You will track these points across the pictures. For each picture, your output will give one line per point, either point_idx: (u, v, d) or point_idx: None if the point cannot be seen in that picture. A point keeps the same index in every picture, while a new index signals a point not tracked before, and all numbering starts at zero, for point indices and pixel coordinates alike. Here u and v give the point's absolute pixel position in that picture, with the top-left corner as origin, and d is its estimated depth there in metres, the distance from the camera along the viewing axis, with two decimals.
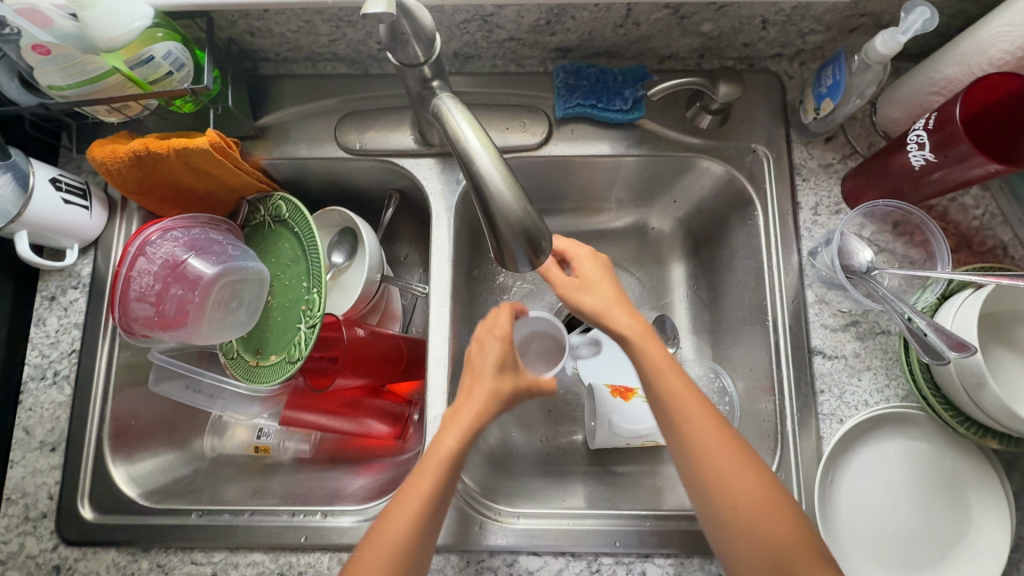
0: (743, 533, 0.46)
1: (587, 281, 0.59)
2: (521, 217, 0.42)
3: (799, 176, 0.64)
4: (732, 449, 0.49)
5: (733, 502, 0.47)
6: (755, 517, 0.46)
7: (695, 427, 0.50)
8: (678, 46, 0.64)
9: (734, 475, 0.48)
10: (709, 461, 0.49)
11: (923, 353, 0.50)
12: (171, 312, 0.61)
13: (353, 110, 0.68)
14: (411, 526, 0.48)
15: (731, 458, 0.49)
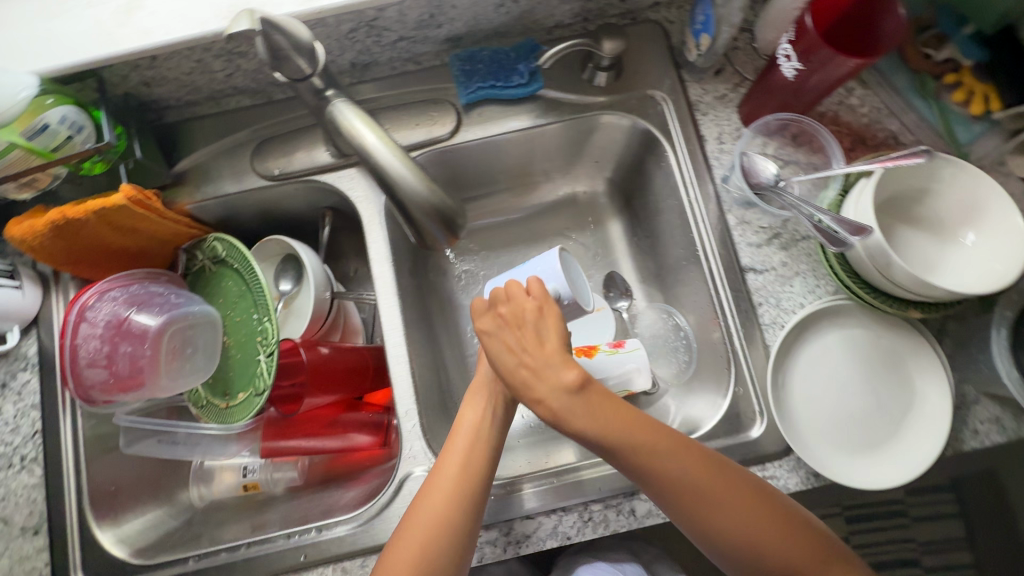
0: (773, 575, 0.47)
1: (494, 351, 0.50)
2: (435, 201, 0.44)
3: (699, 112, 0.67)
4: (745, 502, 0.48)
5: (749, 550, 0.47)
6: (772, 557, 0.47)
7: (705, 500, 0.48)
8: (560, 14, 0.67)
9: (730, 513, 0.47)
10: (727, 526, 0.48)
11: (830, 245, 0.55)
12: (126, 371, 0.61)
13: (265, 139, 0.69)
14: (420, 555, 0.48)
15: (734, 502, 0.48)
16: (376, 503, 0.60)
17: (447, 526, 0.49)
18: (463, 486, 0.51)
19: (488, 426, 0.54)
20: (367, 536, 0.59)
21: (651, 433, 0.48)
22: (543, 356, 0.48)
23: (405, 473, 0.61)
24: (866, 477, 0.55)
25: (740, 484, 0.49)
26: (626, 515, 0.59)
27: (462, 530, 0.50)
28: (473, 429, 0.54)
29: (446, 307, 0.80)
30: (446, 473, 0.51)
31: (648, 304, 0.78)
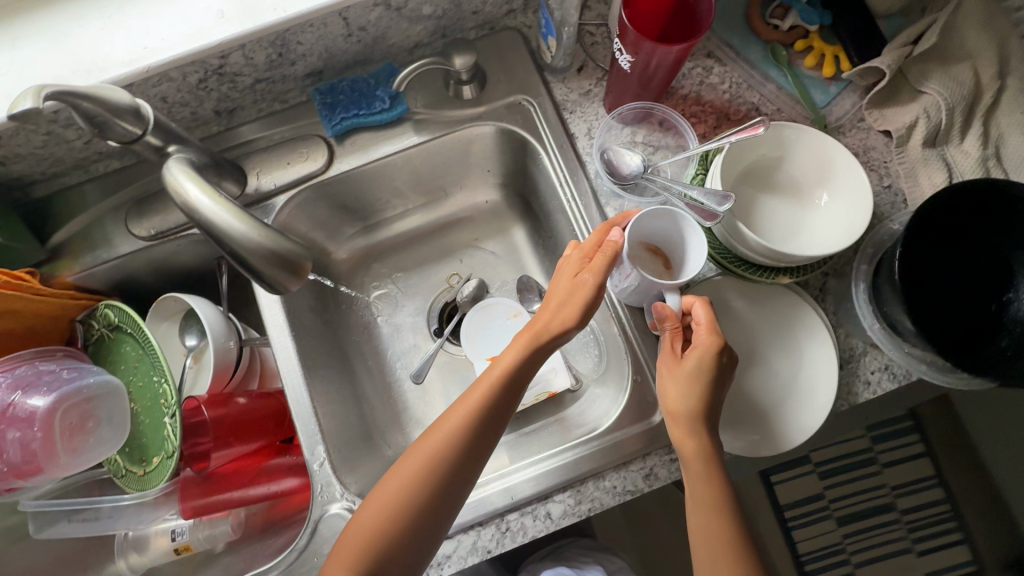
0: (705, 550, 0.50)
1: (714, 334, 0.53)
2: (269, 247, 0.44)
3: (566, 111, 0.68)
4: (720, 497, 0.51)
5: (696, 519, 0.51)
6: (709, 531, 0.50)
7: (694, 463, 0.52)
8: (416, 34, 0.68)
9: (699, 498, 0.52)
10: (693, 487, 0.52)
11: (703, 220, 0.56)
12: (16, 457, 0.60)
13: (140, 199, 0.68)
14: (396, 508, 0.50)
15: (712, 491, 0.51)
16: (293, 549, 0.59)
17: (409, 492, 0.51)
18: (471, 445, 0.52)
19: (499, 406, 0.54)
20: None
21: (698, 441, 0.52)
22: (690, 388, 0.52)
23: (319, 514, 0.60)
24: (744, 447, 0.56)
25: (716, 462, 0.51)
26: (542, 519, 0.59)
27: (427, 507, 0.51)
28: (483, 406, 0.53)
29: (362, 337, 0.80)
30: (433, 442, 0.52)
31: None
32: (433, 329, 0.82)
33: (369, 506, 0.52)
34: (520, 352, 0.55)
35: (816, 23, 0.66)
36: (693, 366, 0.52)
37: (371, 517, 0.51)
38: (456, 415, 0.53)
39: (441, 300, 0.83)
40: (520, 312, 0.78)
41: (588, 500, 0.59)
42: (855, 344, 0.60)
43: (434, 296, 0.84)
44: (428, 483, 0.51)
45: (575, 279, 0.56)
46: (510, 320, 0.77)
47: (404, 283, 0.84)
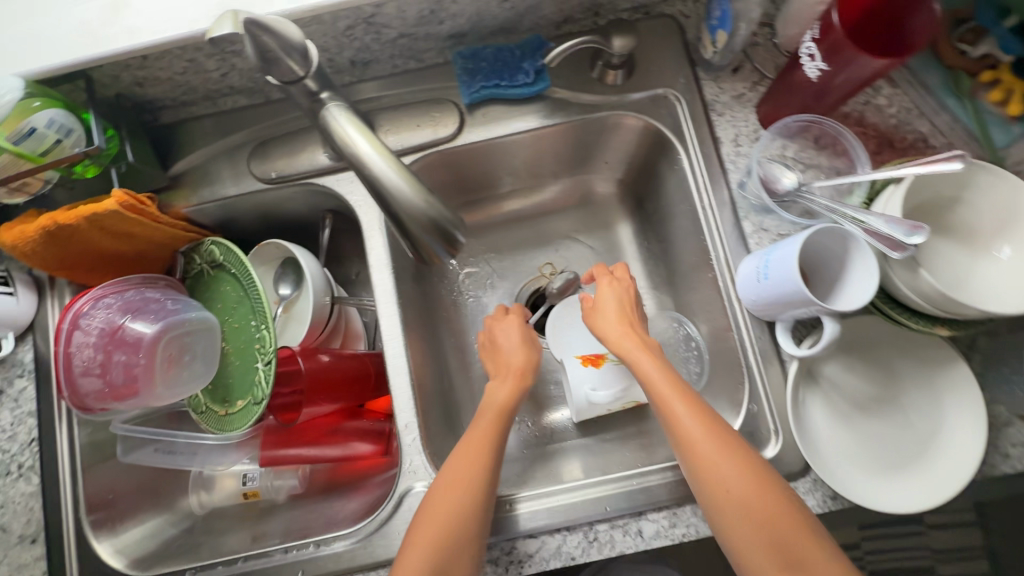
0: (745, 522, 0.46)
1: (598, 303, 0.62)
2: (431, 212, 0.42)
3: (715, 112, 0.64)
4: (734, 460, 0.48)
5: (730, 489, 0.47)
6: (750, 504, 0.46)
7: (693, 429, 0.50)
8: (569, 9, 0.64)
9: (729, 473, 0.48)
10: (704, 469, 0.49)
11: (889, 250, 0.49)
12: (118, 380, 0.60)
13: (264, 140, 0.67)
14: (465, 494, 0.51)
15: (722, 452, 0.48)
16: (375, 519, 0.59)
17: (462, 490, 0.51)
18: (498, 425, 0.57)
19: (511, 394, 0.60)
20: (365, 552, 0.58)
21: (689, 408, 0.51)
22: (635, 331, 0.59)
23: (404, 489, 0.59)
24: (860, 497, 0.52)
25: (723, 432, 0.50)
26: (632, 535, 0.56)
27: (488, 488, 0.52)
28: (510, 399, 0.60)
29: (450, 313, 0.78)
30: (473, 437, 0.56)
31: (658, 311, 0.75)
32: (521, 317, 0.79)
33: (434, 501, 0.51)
34: (530, 354, 0.64)
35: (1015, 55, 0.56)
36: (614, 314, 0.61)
37: (436, 509, 0.50)
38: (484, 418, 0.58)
39: (532, 286, 0.79)
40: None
41: (682, 525, 0.56)
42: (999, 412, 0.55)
43: (525, 281, 0.80)
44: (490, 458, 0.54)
45: (524, 328, 0.66)
46: None
47: (497, 264, 0.81)
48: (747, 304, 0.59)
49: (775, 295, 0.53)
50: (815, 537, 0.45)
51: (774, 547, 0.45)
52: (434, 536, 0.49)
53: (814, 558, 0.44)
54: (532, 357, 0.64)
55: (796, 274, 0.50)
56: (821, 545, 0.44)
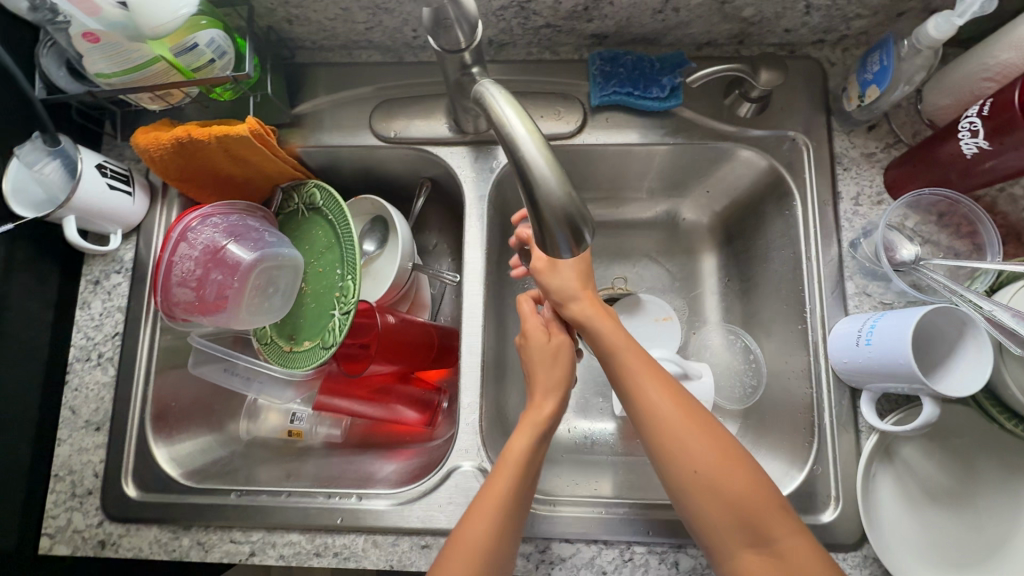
0: (707, 498, 0.49)
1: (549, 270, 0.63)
2: (567, 203, 0.42)
3: (840, 165, 0.62)
4: (695, 431, 0.51)
5: (693, 465, 0.49)
6: (720, 482, 0.49)
7: (659, 402, 0.53)
8: (717, 32, 0.63)
9: (692, 447, 0.50)
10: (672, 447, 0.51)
11: (1014, 344, 0.46)
12: (209, 296, 0.62)
13: (389, 99, 0.68)
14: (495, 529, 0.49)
15: (685, 428, 0.51)
16: (418, 487, 0.60)
17: (499, 533, 0.49)
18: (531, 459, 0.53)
19: (545, 413, 0.57)
20: (402, 516, 0.59)
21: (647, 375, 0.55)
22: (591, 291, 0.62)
23: (453, 465, 0.60)
24: None
25: (688, 402, 0.53)
26: (667, 566, 0.56)
27: (514, 522, 0.51)
28: (535, 441, 0.55)
29: None
30: (508, 469, 0.52)
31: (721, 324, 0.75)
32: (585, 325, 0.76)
33: (464, 537, 0.49)
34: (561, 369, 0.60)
35: None
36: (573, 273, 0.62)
37: (467, 542, 0.49)
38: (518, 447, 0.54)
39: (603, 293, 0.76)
40: (670, 316, 0.73)
41: None
42: None
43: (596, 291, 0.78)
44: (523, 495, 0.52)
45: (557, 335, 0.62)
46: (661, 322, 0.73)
47: None
48: (835, 364, 0.58)
49: (873, 364, 0.52)
50: (774, 506, 0.48)
51: (734, 516, 0.48)
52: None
53: (777, 529, 0.47)
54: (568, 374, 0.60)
55: (906, 347, 0.48)
56: (785, 519, 0.47)
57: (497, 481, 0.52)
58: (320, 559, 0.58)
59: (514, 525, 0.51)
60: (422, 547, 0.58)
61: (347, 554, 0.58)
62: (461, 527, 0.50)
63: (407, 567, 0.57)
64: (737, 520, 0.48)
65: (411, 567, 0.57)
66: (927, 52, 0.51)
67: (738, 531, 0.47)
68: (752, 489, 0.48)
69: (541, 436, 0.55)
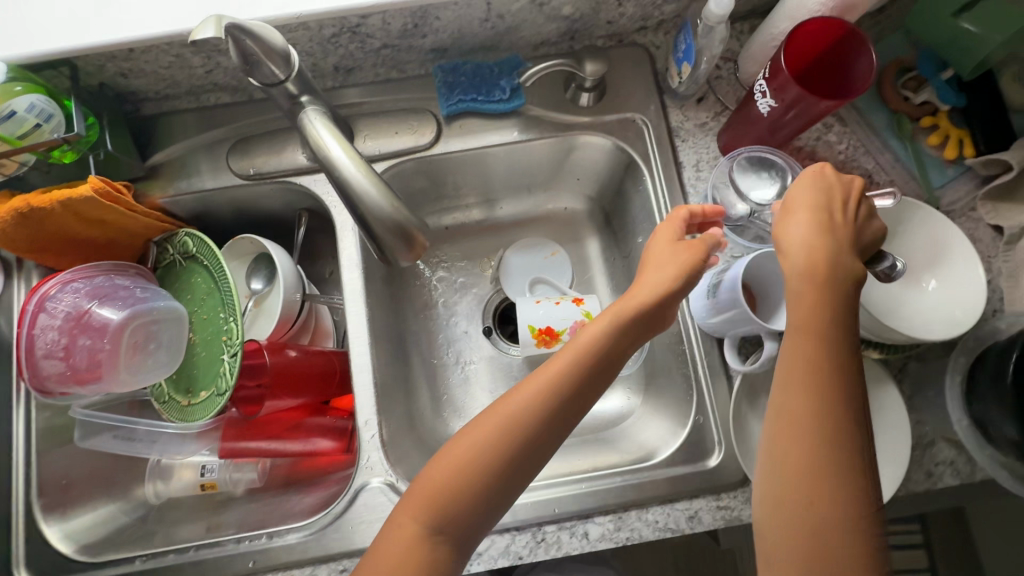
0: (783, 491, 0.43)
1: (648, 266, 0.56)
2: (393, 214, 0.44)
3: (678, 138, 0.68)
4: (806, 423, 0.43)
5: (790, 463, 0.43)
6: (797, 479, 0.43)
7: (802, 365, 0.45)
8: (547, 32, 0.67)
9: (789, 437, 0.44)
10: (787, 373, 0.45)
11: None
12: (81, 363, 0.60)
13: (244, 137, 0.68)
14: (460, 477, 0.47)
15: (795, 412, 0.44)
16: (329, 513, 0.60)
17: (466, 480, 0.47)
18: (535, 410, 0.48)
19: (557, 377, 0.50)
20: (316, 545, 0.59)
21: (818, 338, 0.45)
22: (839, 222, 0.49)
23: (360, 484, 0.60)
24: None
25: (839, 377, 0.44)
26: (578, 537, 0.58)
27: (477, 490, 0.47)
28: (534, 396, 0.49)
29: (418, 315, 0.79)
30: (494, 421, 0.48)
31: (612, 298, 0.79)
32: (486, 325, 0.81)
33: (433, 475, 0.48)
34: (608, 326, 0.52)
35: (949, 104, 0.65)
36: (665, 276, 0.54)
37: (426, 490, 0.47)
38: (524, 390, 0.50)
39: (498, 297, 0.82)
40: (557, 250, 0.81)
41: (627, 528, 0.58)
42: (923, 432, 0.59)
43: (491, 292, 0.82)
44: (516, 440, 0.48)
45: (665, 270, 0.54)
46: (550, 259, 0.81)
47: (466, 271, 0.83)
48: (699, 322, 0.62)
49: (725, 315, 0.57)
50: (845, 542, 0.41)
51: (795, 529, 0.42)
52: (418, 519, 0.46)
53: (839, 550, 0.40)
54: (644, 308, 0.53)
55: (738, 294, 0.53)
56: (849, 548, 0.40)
57: (482, 425, 0.49)
58: None
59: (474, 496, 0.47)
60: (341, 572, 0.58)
61: None
62: (418, 481, 0.48)
63: None
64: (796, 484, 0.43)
65: None
66: (717, 28, 0.56)
67: (789, 490, 0.43)
68: (827, 452, 0.42)
69: (604, 344, 0.52)
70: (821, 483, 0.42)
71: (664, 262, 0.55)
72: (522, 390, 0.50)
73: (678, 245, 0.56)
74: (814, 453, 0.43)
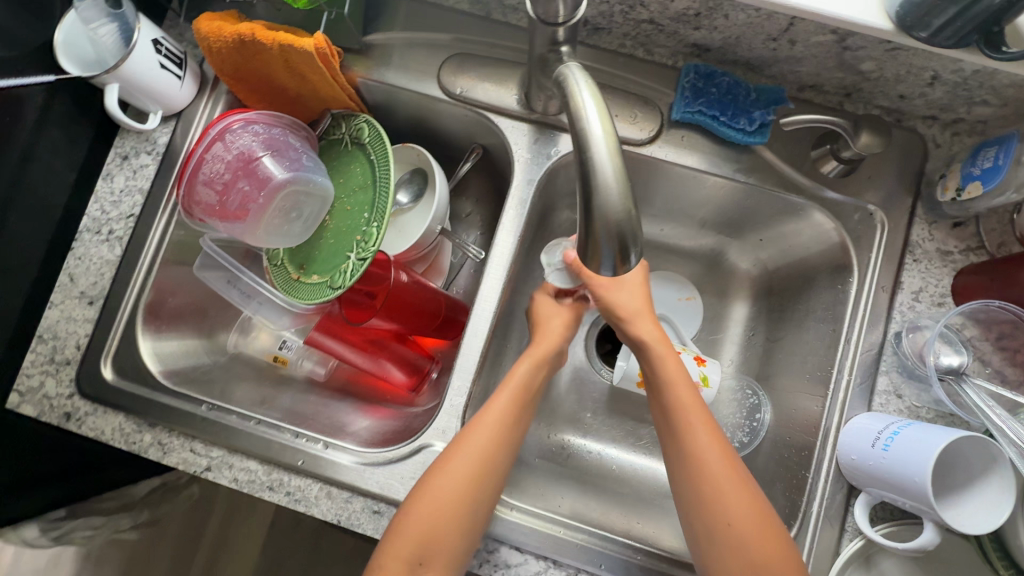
0: (734, 554, 0.49)
1: (541, 319, 0.65)
2: (622, 219, 0.38)
3: (911, 255, 0.58)
4: (740, 491, 0.51)
5: (730, 520, 0.50)
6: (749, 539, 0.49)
7: (705, 445, 0.53)
8: (827, 78, 0.58)
9: (734, 508, 0.50)
10: (691, 465, 0.53)
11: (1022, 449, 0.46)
12: (231, 204, 0.60)
13: (464, 53, 0.64)
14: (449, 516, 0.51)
15: (728, 482, 0.51)
16: (384, 454, 0.58)
17: (451, 518, 0.51)
18: (490, 457, 0.53)
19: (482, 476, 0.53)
20: (361, 477, 0.57)
21: (701, 418, 0.55)
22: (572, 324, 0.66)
23: (424, 443, 0.58)
24: None
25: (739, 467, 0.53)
26: None
27: (464, 517, 0.51)
28: (490, 439, 0.54)
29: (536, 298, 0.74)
30: (464, 462, 0.53)
31: (733, 374, 0.72)
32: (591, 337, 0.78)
33: (418, 512, 0.51)
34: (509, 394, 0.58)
35: None
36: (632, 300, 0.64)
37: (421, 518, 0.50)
38: (478, 434, 0.54)
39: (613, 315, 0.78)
40: (694, 295, 0.77)
41: None
42: None
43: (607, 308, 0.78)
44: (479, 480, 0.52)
45: (544, 320, 0.65)
46: (683, 301, 0.76)
47: None
48: (839, 457, 0.54)
49: (882, 471, 0.49)
50: None
51: None
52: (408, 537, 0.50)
53: None
54: (553, 348, 0.63)
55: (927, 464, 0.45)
56: None
57: (455, 466, 0.52)
58: (272, 494, 0.58)
59: (444, 537, 0.50)
60: (374, 512, 0.57)
61: (299, 497, 0.57)
62: (386, 547, 0.50)
63: (354, 527, 0.57)
64: (733, 548, 0.49)
65: (358, 528, 0.56)
66: None
67: (732, 546, 0.49)
68: (767, 539, 0.49)
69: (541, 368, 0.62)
70: (767, 527, 0.49)
71: (553, 313, 0.66)
72: (476, 436, 0.54)
73: (560, 304, 0.67)
74: (752, 512, 0.50)
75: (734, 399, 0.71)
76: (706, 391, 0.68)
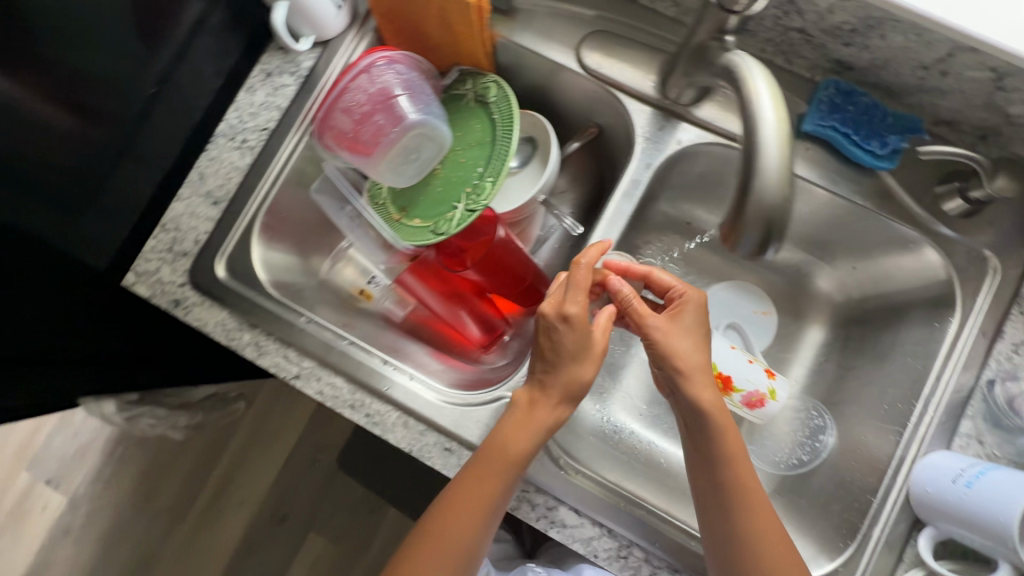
0: None
1: (554, 343, 0.55)
2: (774, 206, 0.40)
3: (1017, 306, 0.58)
4: (768, 550, 0.52)
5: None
6: None
7: (742, 517, 0.53)
8: (968, 116, 0.58)
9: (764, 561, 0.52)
10: (725, 534, 0.53)
11: None
12: (364, 133, 0.63)
13: (606, 30, 0.66)
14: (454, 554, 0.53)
15: (759, 542, 0.52)
16: (464, 398, 0.61)
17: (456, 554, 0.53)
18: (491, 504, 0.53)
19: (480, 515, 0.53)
20: (440, 413, 0.60)
21: (741, 490, 0.53)
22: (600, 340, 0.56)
23: (503, 394, 0.61)
24: None
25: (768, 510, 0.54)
26: None
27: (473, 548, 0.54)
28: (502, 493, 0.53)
29: None
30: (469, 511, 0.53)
31: (799, 394, 0.73)
32: None
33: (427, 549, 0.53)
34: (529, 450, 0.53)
35: None
36: (689, 339, 0.56)
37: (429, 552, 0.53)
38: (482, 483, 0.53)
39: None
40: (770, 311, 0.77)
41: None
42: None
43: None
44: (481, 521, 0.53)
45: (555, 338, 0.55)
46: (759, 314, 0.76)
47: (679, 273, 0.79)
48: (911, 487, 0.54)
49: (965, 507, 0.50)
50: None
51: None
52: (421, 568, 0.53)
53: None
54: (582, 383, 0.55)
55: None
56: None
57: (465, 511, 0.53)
58: (353, 412, 0.61)
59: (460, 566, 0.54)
60: (445, 449, 0.60)
61: (378, 420, 0.61)
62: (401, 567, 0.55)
63: (424, 458, 0.60)
64: None
65: (428, 460, 0.59)
66: None
67: None
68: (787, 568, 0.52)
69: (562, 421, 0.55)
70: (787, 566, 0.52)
71: (569, 329, 0.54)
72: (479, 486, 0.53)
73: (583, 330, 0.54)
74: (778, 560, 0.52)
75: (797, 418, 0.71)
76: (771, 403, 0.69)
